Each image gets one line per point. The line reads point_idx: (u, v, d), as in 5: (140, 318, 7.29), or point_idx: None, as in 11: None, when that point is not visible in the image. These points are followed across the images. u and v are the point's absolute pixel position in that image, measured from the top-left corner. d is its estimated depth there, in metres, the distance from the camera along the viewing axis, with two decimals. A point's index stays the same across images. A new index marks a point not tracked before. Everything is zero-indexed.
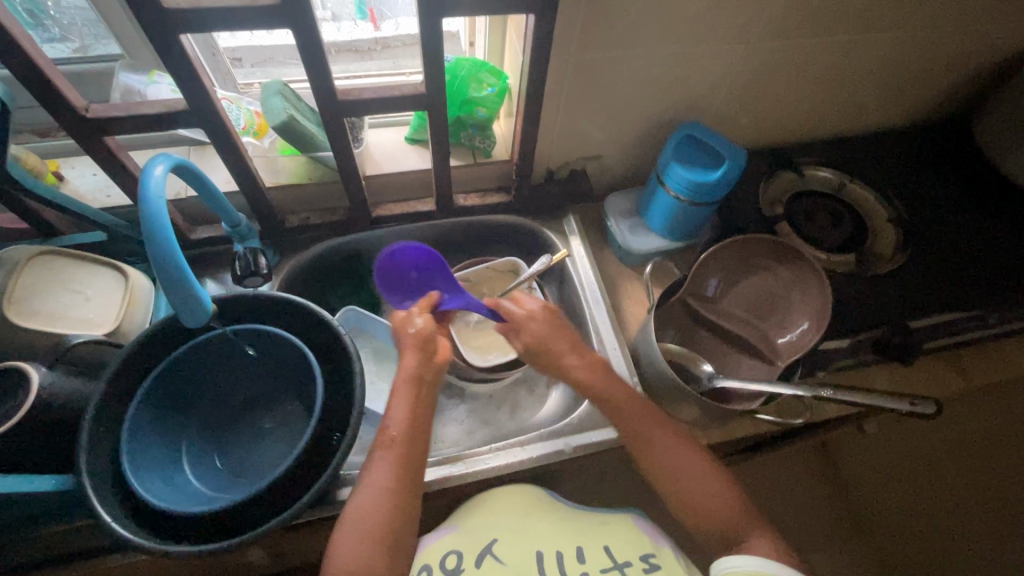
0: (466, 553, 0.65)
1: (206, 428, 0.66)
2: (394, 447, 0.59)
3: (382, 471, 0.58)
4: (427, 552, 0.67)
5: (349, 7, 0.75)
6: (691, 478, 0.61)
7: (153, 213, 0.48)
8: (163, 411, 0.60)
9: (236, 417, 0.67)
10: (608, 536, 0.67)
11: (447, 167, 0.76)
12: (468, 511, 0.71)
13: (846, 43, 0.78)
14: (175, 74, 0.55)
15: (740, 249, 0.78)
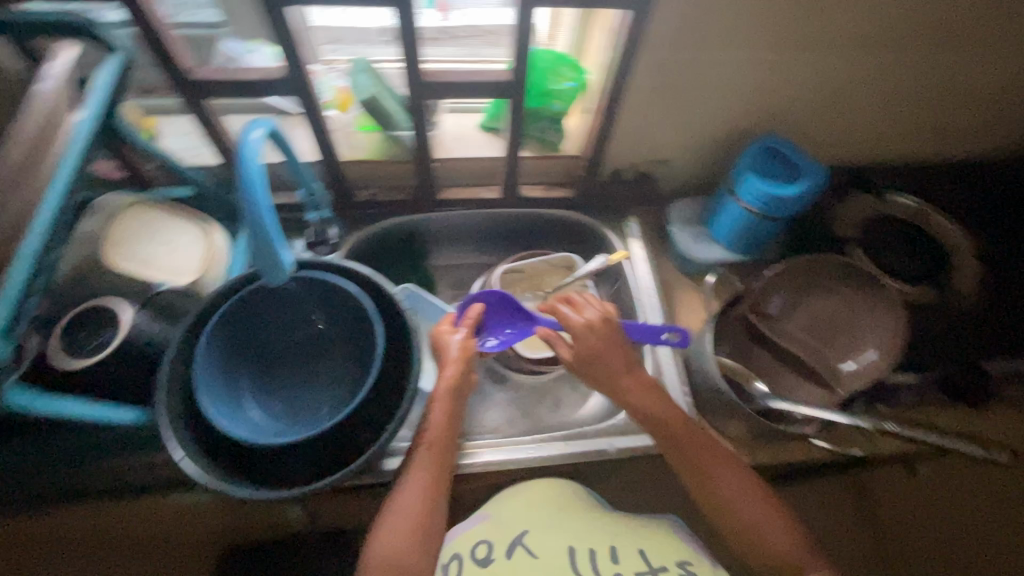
0: (495, 544, 0.66)
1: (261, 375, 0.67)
2: (434, 448, 0.62)
3: (420, 472, 0.60)
4: (460, 541, 0.67)
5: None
6: (731, 498, 0.61)
7: (250, 174, 0.50)
8: (230, 348, 0.63)
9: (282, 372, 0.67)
10: (645, 541, 0.66)
11: (517, 157, 0.77)
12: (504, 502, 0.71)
13: (949, 63, 0.74)
14: (278, 43, 0.57)
15: (807, 269, 0.76)
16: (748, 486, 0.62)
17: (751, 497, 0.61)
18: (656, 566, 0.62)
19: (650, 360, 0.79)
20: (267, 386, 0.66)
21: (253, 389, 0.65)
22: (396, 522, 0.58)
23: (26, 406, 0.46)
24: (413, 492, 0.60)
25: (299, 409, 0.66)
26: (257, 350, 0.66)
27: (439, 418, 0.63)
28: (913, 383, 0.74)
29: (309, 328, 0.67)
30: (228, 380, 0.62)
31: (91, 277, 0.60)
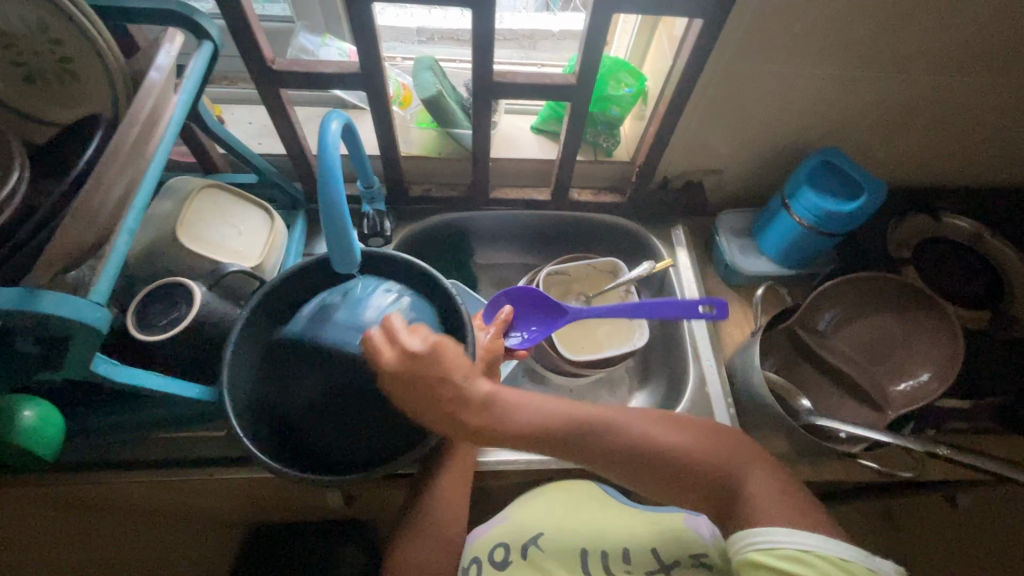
0: (513, 547, 0.68)
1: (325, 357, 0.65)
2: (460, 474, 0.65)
3: (449, 485, 0.64)
4: (482, 543, 0.70)
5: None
6: (614, 446, 0.57)
7: (330, 164, 0.52)
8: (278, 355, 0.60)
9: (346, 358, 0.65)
10: (656, 538, 0.66)
11: (573, 160, 0.78)
12: (523, 504, 0.73)
13: (1021, 86, 0.73)
14: (357, 39, 0.59)
15: (865, 286, 0.74)
16: (707, 446, 0.56)
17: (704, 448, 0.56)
18: (667, 561, 0.63)
19: (693, 369, 0.79)
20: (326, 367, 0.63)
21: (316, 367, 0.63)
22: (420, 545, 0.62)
23: (111, 373, 0.48)
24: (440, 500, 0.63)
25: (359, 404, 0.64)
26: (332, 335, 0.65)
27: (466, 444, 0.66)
28: (967, 409, 0.73)
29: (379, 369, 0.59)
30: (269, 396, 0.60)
31: (165, 255, 0.62)
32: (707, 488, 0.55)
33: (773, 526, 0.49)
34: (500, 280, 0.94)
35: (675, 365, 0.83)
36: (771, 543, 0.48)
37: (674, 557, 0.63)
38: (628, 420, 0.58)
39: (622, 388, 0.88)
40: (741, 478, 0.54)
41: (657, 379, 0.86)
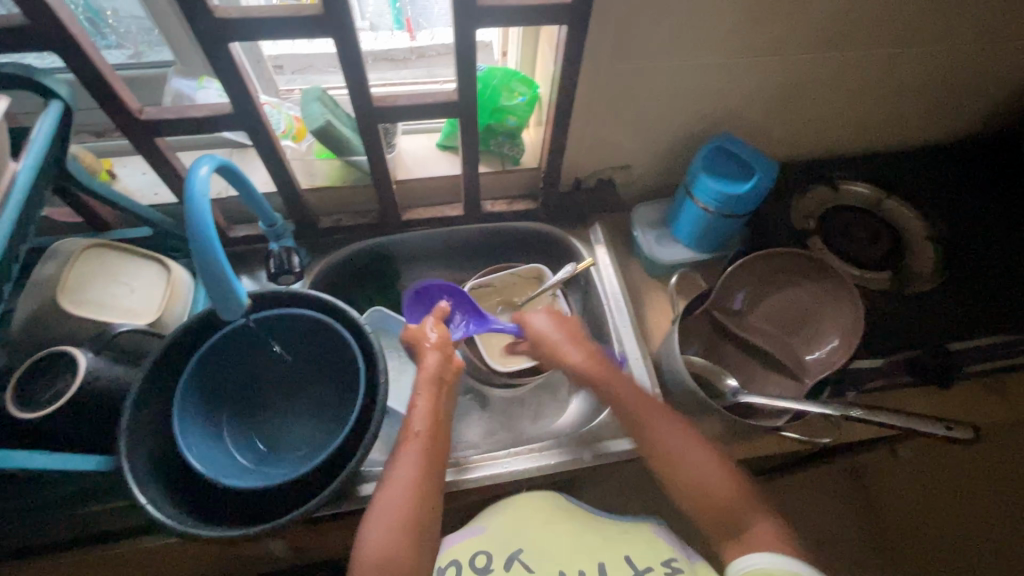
0: (495, 555, 0.65)
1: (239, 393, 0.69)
2: (419, 440, 0.61)
3: (410, 463, 0.59)
4: (459, 548, 0.67)
5: (385, 18, 0.79)
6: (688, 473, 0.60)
7: (198, 211, 0.50)
8: (220, 373, 0.66)
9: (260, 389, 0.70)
10: (626, 544, 0.66)
11: (476, 173, 0.78)
12: (500, 511, 0.70)
13: (885, 56, 0.77)
14: (222, 79, 0.58)
15: (773, 261, 0.77)
16: (732, 494, 0.59)
17: (723, 489, 0.59)
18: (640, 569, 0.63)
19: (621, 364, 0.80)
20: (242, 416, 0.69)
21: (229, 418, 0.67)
22: (386, 519, 0.56)
23: None
24: (403, 483, 0.57)
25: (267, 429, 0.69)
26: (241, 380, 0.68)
27: (427, 409, 0.63)
28: (881, 367, 0.75)
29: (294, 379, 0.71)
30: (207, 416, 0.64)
31: (47, 323, 0.59)
32: (711, 517, 0.59)
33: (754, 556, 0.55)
34: None
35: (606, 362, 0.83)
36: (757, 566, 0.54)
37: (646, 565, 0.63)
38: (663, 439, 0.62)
39: (562, 391, 0.87)
40: (747, 523, 0.58)
41: None
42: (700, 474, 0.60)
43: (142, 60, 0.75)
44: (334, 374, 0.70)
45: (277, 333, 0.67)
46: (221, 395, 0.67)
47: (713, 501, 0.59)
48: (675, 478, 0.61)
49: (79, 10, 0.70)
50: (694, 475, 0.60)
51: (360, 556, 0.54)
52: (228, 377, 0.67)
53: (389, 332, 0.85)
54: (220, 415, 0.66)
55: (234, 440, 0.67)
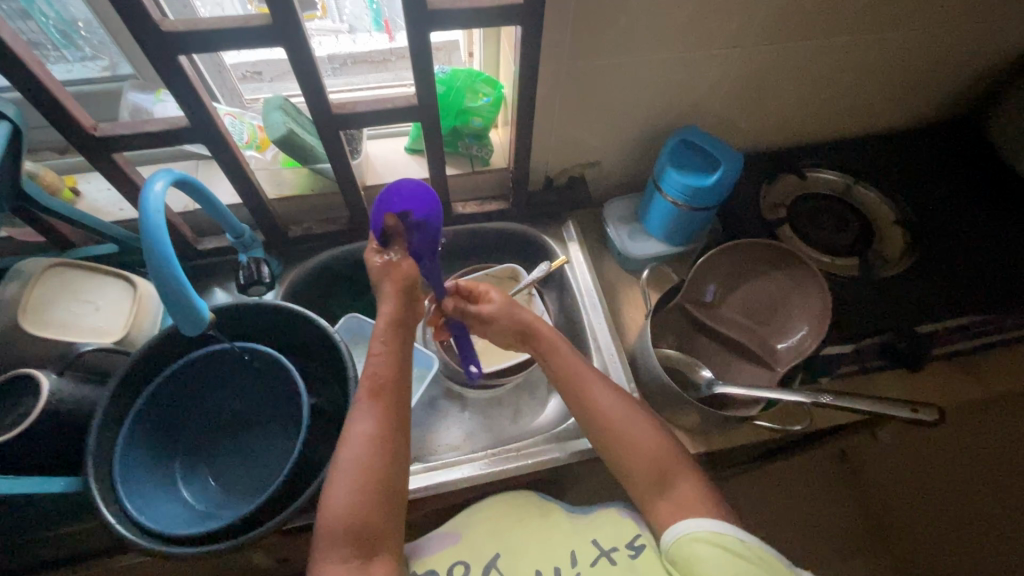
0: (473, 564, 0.64)
1: (193, 428, 0.67)
2: (379, 394, 0.57)
3: (368, 418, 0.56)
4: (437, 557, 0.65)
5: (363, 19, 0.80)
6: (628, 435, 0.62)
7: (153, 227, 0.50)
8: (172, 407, 0.64)
9: (212, 426, 0.68)
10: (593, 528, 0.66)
11: (443, 176, 0.78)
12: (474, 515, 0.68)
13: (844, 44, 0.78)
14: (175, 92, 0.57)
15: (743, 251, 0.78)
16: (663, 450, 0.61)
17: (659, 446, 0.61)
18: (606, 549, 0.63)
19: (597, 361, 0.80)
20: (197, 455, 0.67)
21: (185, 456, 0.66)
22: (347, 484, 0.54)
23: None
24: (361, 440, 0.55)
25: (224, 473, 0.66)
26: (194, 414, 0.66)
27: (379, 363, 0.58)
28: (851, 353, 0.77)
29: (243, 411, 0.69)
30: (158, 463, 0.62)
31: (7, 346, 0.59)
32: (646, 472, 0.60)
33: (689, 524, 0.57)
34: None
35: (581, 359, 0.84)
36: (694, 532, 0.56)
37: (612, 545, 0.64)
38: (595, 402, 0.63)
39: (541, 389, 0.88)
40: (674, 477, 0.60)
41: None
42: (641, 432, 0.61)
43: (116, 72, 0.74)
44: (280, 404, 0.68)
45: (227, 363, 0.65)
46: (176, 426, 0.65)
47: (644, 456, 0.60)
48: (613, 435, 0.62)
49: (52, 21, 0.69)
50: (636, 433, 0.61)
51: (324, 527, 0.53)
52: (177, 418, 0.65)
53: (364, 338, 0.84)
54: (174, 453, 0.65)
55: (188, 482, 0.65)
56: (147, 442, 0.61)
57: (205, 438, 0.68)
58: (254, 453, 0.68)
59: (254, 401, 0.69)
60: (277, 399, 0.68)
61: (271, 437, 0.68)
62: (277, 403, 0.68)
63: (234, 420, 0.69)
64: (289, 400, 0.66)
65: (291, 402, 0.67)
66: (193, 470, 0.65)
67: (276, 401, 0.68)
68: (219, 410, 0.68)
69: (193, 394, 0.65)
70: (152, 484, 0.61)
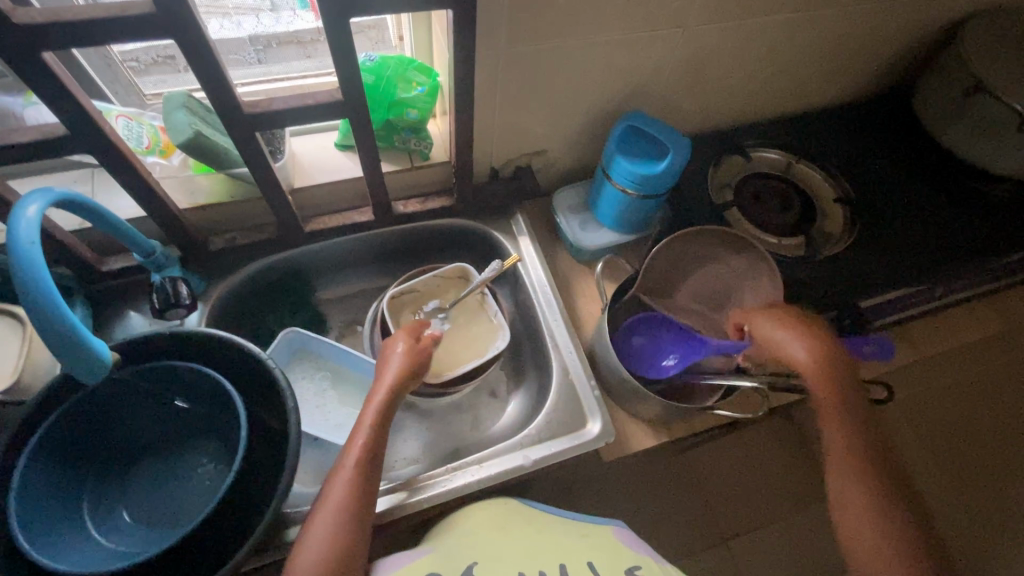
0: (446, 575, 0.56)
1: (106, 457, 0.59)
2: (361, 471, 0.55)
3: (332, 514, 0.53)
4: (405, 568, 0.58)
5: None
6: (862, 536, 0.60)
7: (25, 263, 0.42)
8: (77, 442, 0.56)
9: (130, 451, 0.61)
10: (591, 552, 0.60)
11: (379, 175, 0.72)
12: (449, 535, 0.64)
13: (785, 21, 0.77)
14: (44, 95, 0.48)
15: (692, 238, 0.77)
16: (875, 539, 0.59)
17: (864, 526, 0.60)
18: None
19: (556, 360, 0.77)
20: (115, 485, 0.60)
21: (98, 488, 0.59)
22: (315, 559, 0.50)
23: None
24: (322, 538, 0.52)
25: (147, 502, 0.60)
26: (106, 445, 0.59)
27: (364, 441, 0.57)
28: None
29: (161, 433, 0.62)
30: (70, 499, 0.55)
31: None
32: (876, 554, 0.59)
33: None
34: (351, 314, 0.87)
35: (539, 359, 0.81)
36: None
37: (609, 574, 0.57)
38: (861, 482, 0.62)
39: (500, 391, 0.85)
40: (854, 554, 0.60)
41: (529, 375, 0.83)
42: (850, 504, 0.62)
43: None
44: (208, 425, 0.62)
45: (147, 388, 0.57)
46: (86, 460, 0.57)
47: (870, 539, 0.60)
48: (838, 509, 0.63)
49: None
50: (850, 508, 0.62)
51: None
52: (88, 450, 0.57)
53: (306, 354, 0.78)
54: (85, 488, 0.57)
55: (106, 518, 0.58)
56: (55, 487, 0.54)
57: (124, 465, 0.61)
58: (182, 479, 0.61)
59: (177, 422, 0.62)
60: (205, 422, 0.62)
61: (201, 460, 0.62)
62: (207, 424, 0.62)
63: (155, 443, 0.62)
64: (222, 424, 0.61)
65: (224, 427, 0.61)
66: (112, 502, 0.59)
67: (205, 424, 0.62)
68: (136, 435, 0.61)
69: (99, 425, 0.57)
70: (61, 520, 0.54)
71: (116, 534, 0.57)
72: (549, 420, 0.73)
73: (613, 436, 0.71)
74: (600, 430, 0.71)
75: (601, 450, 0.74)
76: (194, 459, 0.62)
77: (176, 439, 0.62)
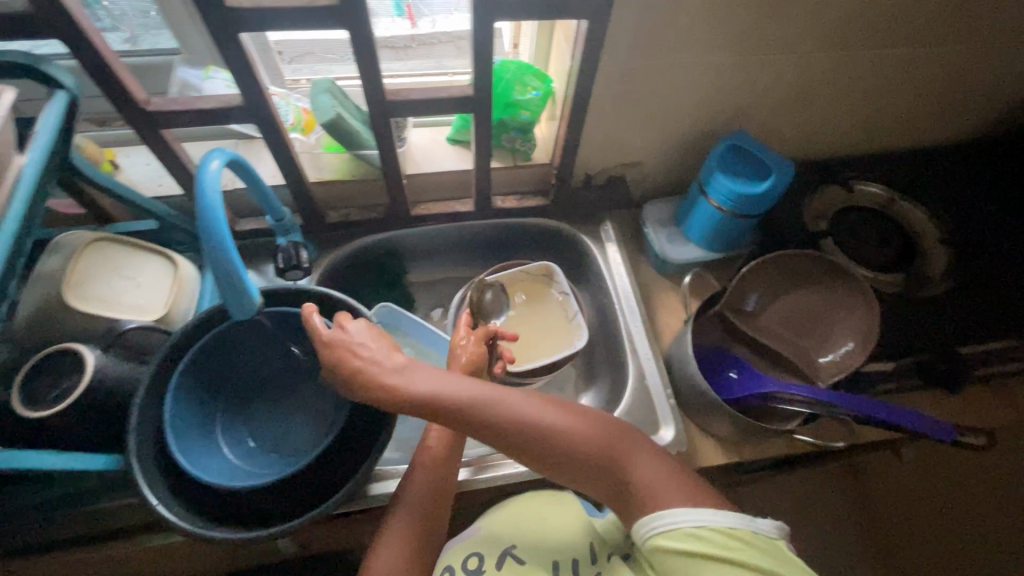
0: (487, 557, 0.61)
1: (231, 390, 0.66)
2: (436, 464, 0.60)
3: (418, 488, 0.59)
4: (451, 553, 0.64)
5: (385, 4, 0.75)
6: (618, 476, 0.50)
7: (210, 207, 0.49)
8: (212, 371, 0.63)
9: (250, 388, 0.67)
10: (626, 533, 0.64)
11: (487, 169, 0.77)
12: (518, 508, 0.66)
13: (905, 55, 0.76)
14: (232, 70, 0.56)
15: (786, 263, 0.76)
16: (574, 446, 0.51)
17: (582, 435, 0.51)
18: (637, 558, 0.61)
19: (633, 366, 0.79)
20: (237, 416, 0.66)
21: (225, 416, 0.65)
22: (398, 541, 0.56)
23: None
24: (410, 511, 0.58)
25: (263, 433, 0.66)
26: (230, 378, 0.65)
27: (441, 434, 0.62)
28: (894, 371, 0.76)
29: (277, 373, 0.68)
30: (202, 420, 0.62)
31: (53, 320, 0.59)
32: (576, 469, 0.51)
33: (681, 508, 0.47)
34: (438, 297, 0.92)
35: (614, 363, 0.83)
36: (679, 522, 0.46)
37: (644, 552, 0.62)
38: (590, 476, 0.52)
39: (572, 389, 0.87)
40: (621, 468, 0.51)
41: (602, 378, 0.85)
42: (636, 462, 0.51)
43: (138, 46, 0.72)
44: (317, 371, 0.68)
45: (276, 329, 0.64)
46: (217, 389, 0.64)
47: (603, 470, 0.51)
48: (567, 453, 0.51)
49: None
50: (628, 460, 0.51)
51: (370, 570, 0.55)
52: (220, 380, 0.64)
53: (396, 329, 0.84)
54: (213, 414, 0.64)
55: (230, 444, 0.64)
56: (194, 410, 0.61)
57: (245, 398, 0.67)
58: (292, 415, 0.67)
59: (294, 365, 0.68)
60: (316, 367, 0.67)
61: (307, 403, 0.67)
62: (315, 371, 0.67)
63: (271, 382, 0.68)
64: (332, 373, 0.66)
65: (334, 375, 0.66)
66: (234, 429, 0.65)
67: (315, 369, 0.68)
68: (257, 374, 0.68)
69: (228, 358, 0.64)
70: (196, 433, 0.61)
71: (237, 456, 0.63)
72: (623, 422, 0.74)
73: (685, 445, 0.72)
74: (673, 437, 0.72)
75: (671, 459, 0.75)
76: (303, 398, 0.68)
77: (290, 380, 0.68)
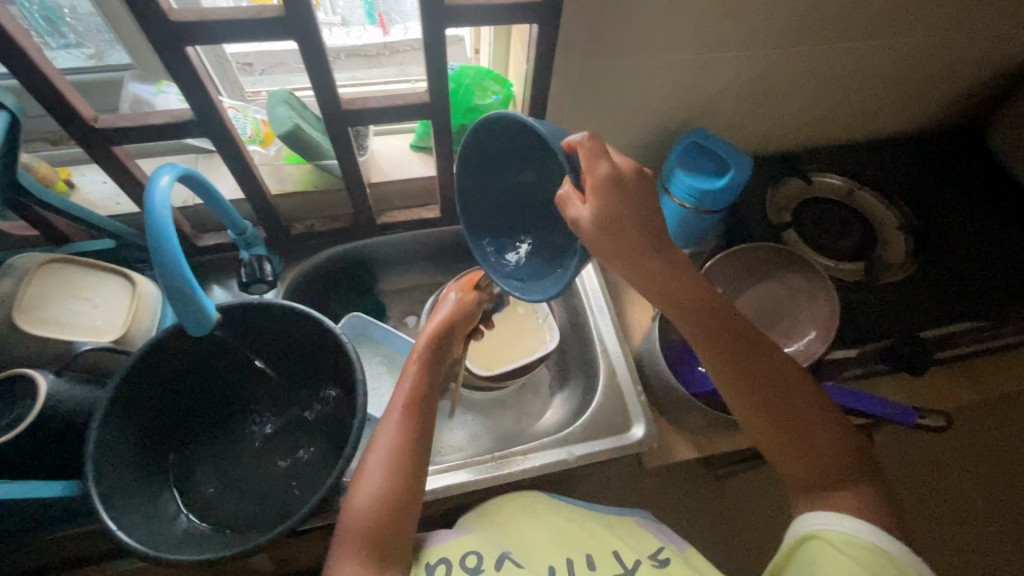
0: (485, 556, 0.61)
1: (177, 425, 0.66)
2: (412, 409, 0.60)
3: (393, 431, 0.58)
4: (449, 544, 0.63)
5: (358, 12, 0.76)
6: (834, 462, 0.54)
7: (160, 223, 0.48)
8: (158, 401, 0.63)
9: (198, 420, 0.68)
10: (617, 540, 0.64)
11: (450, 175, 0.77)
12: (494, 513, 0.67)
13: (855, 49, 0.78)
14: (181, 85, 0.56)
15: (746, 256, 0.78)
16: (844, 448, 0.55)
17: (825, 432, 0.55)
18: (629, 566, 0.61)
19: (603, 364, 0.79)
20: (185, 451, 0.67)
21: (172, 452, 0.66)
22: (373, 488, 0.56)
23: None
24: (384, 462, 0.57)
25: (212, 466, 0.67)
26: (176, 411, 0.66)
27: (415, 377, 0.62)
28: (858, 357, 0.77)
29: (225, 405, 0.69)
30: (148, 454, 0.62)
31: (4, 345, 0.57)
32: (827, 472, 0.54)
33: (820, 510, 0.52)
34: (408, 305, 0.92)
35: (586, 362, 0.83)
36: (826, 522, 0.51)
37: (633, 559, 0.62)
38: (810, 470, 0.54)
39: (545, 390, 0.87)
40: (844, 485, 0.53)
41: (575, 376, 0.86)
42: (820, 434, 0.55)
43: (104, 61, 0.72)
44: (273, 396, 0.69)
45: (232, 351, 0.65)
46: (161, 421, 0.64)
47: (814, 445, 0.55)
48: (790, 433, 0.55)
49: (35, 7, 0.66)
50: (814, 434, 0.55)
51: (346, 526, 0.55)
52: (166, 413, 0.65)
53: (367, 338, 0.83)
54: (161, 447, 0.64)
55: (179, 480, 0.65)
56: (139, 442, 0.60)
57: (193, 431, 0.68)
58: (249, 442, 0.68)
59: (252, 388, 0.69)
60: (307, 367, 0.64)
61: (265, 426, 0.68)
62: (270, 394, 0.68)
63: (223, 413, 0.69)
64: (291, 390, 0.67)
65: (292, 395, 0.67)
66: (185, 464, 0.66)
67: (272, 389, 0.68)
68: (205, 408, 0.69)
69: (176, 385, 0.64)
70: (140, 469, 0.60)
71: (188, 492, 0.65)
72: (593, 421, 0.75)
73: (656, 440, 0.72)
74: (643, 434, 0.72)
75: (645, 454, 0.75)
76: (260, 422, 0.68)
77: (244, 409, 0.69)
